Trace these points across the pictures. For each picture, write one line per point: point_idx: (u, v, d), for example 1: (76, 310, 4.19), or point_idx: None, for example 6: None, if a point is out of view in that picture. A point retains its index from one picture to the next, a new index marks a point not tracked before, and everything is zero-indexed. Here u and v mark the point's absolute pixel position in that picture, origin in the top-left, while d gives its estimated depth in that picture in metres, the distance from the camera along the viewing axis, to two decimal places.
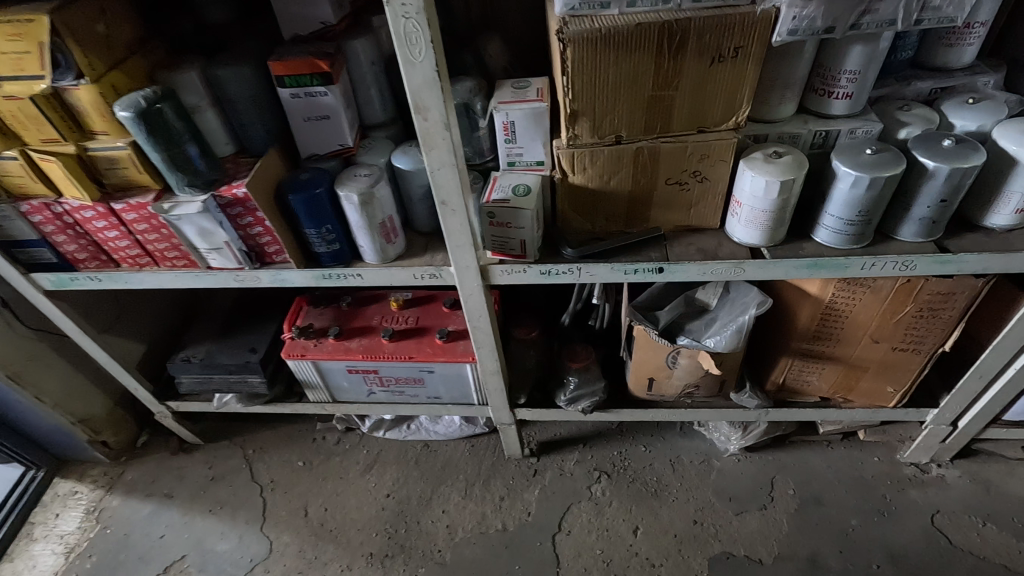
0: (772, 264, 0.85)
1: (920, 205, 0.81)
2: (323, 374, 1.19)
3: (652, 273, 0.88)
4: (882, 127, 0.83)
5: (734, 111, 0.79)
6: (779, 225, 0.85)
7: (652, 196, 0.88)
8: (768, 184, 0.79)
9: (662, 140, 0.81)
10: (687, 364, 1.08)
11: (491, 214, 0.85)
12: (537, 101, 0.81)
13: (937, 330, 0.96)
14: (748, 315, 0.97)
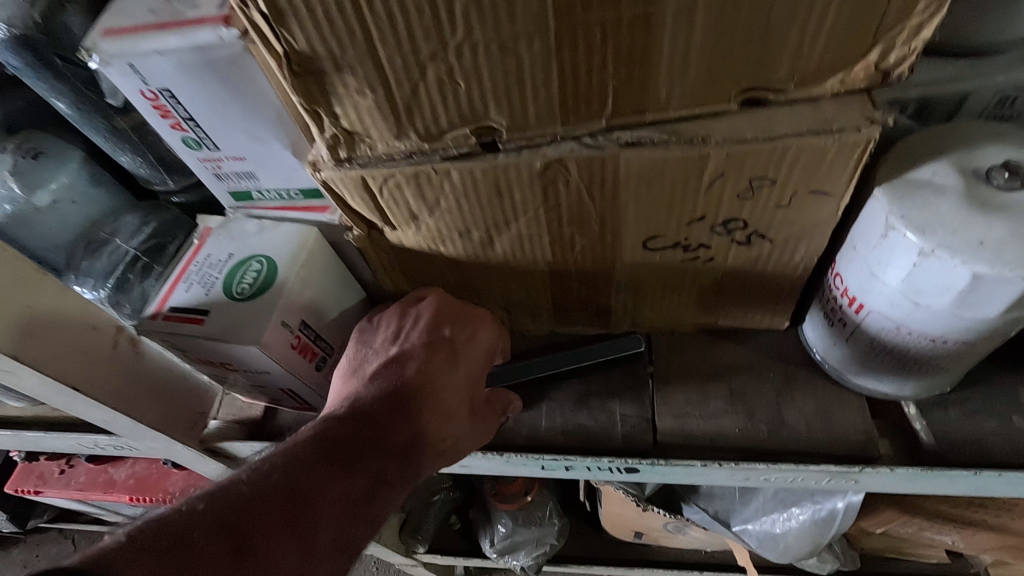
0: (936, 475, 0.31)
1: None
2: (96, 505, 0.72)
3: (612, 473, 0.36)
4: None
5: (873, 27, 0.22)
6: (968, 362, 0.30)
7: (611, 271, 0.33)
8: (972, 285, 0.24)
9: (624, 136, 0.25)
10: (703, 533, 0.57)
11: (174, 344, 0.32)
12: (210, 25, 0.25)
13: None
14: (841, 505, 0.42)
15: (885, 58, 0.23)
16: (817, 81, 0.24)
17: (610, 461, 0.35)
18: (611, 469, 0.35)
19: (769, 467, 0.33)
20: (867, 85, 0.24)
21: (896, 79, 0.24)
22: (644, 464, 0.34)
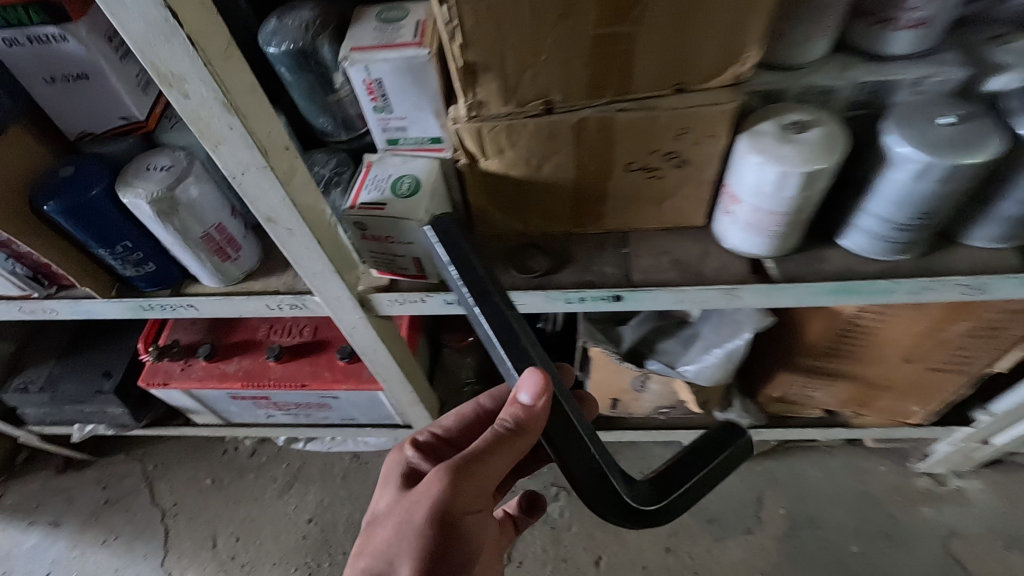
0: (778, 288, 0.58)
1: (1009, 202, 0.53)
2: (201, 400, 0.93)
3: (604, 302, 0.61)
4: (963, 75, 0.52)
5: (733, 56, 0.48)
6: (795, 229, 0.57)
7: (606, 186, 0.59)
8: (781, 175, 0.50)
9: (618, 106, 0.51)
10: (658, 389, 0.83)
11: (360, 224, 0.56)
12: (412, 47, 0.49)
13: (991, 349, 0.71)
14: (740, 340, 0.70)
15: (741, 72, 0.49)
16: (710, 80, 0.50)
17: (603, 294, 0.60)
18: (604, 300, 0.61)
19: (690, 291, 0.59)
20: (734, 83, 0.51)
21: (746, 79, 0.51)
22: (623, 294, 0.60)
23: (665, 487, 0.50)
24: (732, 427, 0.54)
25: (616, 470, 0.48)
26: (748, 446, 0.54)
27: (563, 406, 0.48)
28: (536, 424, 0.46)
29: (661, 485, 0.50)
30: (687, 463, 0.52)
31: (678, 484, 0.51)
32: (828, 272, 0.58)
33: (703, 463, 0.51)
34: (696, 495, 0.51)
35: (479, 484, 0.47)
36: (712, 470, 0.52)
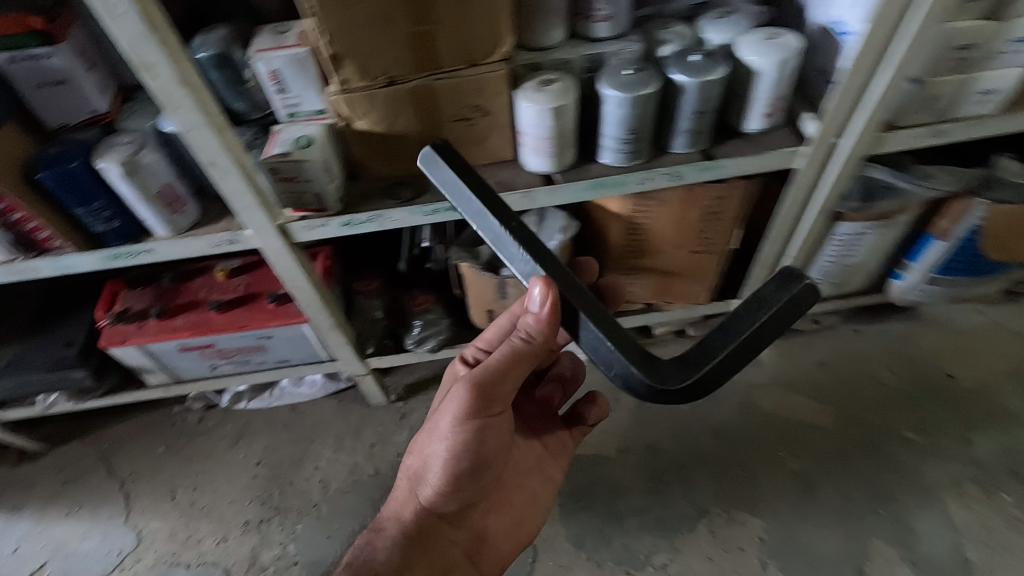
0: (558, 188, 0.91)
1: (681, 119, 0.88)
2: (154, 356, 1.14)
3: (450, 213, 0.90)
4: (643, 46, 0.87)
5: (499, 41, 0.80)
6: (564, 150, 0.89)
7: (443, 135, 0.89)
8: (539, 111, 0.82)
9: (436, 77, 0.81)
10: (516, 295, 1.12)
11: (274, 169, 0.82)
12: (297, 47, 0.77)
13: (722, 230, 1.07)
14: (554, 242, 1.02)
15: (507, 51, 0.81)
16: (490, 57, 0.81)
17: (448, 207, 0.90)
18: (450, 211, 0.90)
19: (505, 198, 0.91)
20: (506, 58, 0.82)
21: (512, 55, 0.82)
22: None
23: (698, 359, 0.65)
24: (779, 290, 0.65)
25: (637, 356, 0.65)
26: (814, 288, 0.65)
27: (571, 303, 0.67)
28: (542, 322, 0.70)
29: (686, 363, 0.66)
30: (731, 326, 0.65)
31: (708, 360, 0.64)
32: (589, 177, 0.92)
33: (752, 319, 0.64)
34: (730, 365, 0.65)
35: (485, 394, 0.75)
36: (750, 335, 0.63)
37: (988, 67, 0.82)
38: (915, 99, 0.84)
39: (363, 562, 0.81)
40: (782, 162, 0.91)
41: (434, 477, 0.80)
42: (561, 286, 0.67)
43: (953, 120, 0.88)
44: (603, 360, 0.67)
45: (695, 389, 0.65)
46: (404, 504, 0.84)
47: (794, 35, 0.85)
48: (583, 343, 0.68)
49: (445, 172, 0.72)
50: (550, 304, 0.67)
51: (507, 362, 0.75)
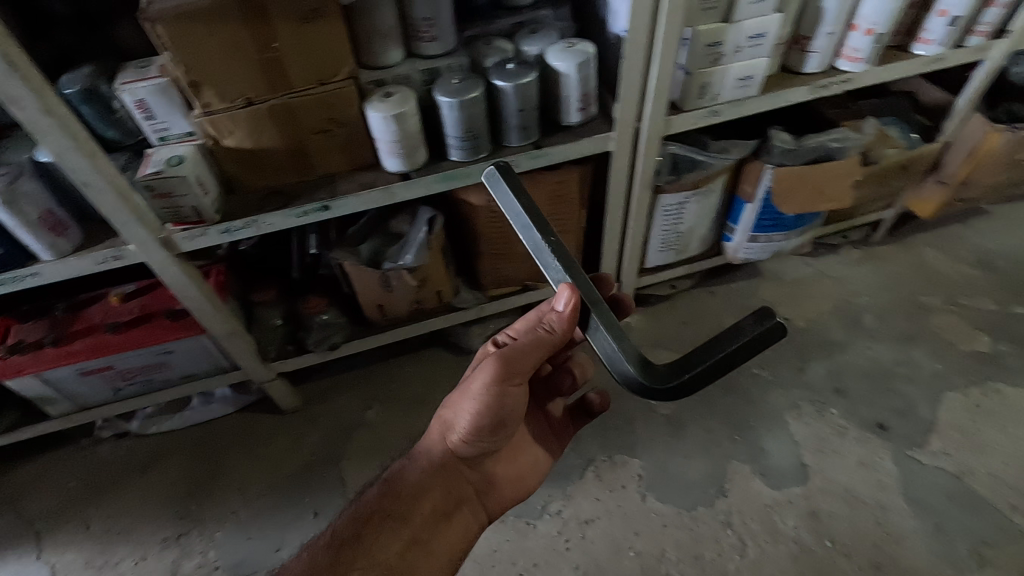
0: (412, 182, 1.06)
1: (509, 117, 1.05)
2: (54, 384, 1.18)
3: (319, 212, 1.03)
4: (469, 60, 1.04)
5: (343, 62, 0.93)
6: (414, 151, 1.04)
7: (306, 146, 1.01)
8: (384, 118, 0.97)
9: (290, 96, 0.94)
10: (400, 286, 1.25)
11: (150, 187, 0.91)
12: (159, 77, 0.88)
13: (569, 211, 1.25)
14: (422, 231, 1.18)
15: (351, 70, 0.95)
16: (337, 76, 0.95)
17: (316, 207, 1.02)
18: (319, 211, 1.03)
19: (366, 196, 1.04)
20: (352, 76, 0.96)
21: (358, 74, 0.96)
22: (329, 203, 1.02)
23: (683, 368, 0.78)
24: (754, 323, 0.77)
25: (632, 357, 0.78)
26: (781, 328, 0.76)
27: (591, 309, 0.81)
28: (567, 318, 0.82)
29: (675, 367, 0.79)
30: (712, 347, 0.78)
31: (691, 368, 0.77)
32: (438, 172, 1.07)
33: (728, 342, 0.77)
34: (707, 376, 0.77)
35: (511, 367, 0.84)
36: (723, 355, 0.76)
37: (737, 58, 1.05)
38: (688, 86, 1.07)
39: (388, 488, 0.90)
40: (600, 146, 1.10)
41: (458, 426, 0.89)
42: (584, 293, 0.81)
43: (722, 101, 1.11)
44: (607, 359, 0.80)
45: (674, 391, 0.78)
46: (430, 446, 0.93)
47: (589, 45, 1.06)
48: (596, 343, 0.82)
49: (504, 191, 0.88)
50: (571, 306, 0.81)
51: (531, 347, 0.85)
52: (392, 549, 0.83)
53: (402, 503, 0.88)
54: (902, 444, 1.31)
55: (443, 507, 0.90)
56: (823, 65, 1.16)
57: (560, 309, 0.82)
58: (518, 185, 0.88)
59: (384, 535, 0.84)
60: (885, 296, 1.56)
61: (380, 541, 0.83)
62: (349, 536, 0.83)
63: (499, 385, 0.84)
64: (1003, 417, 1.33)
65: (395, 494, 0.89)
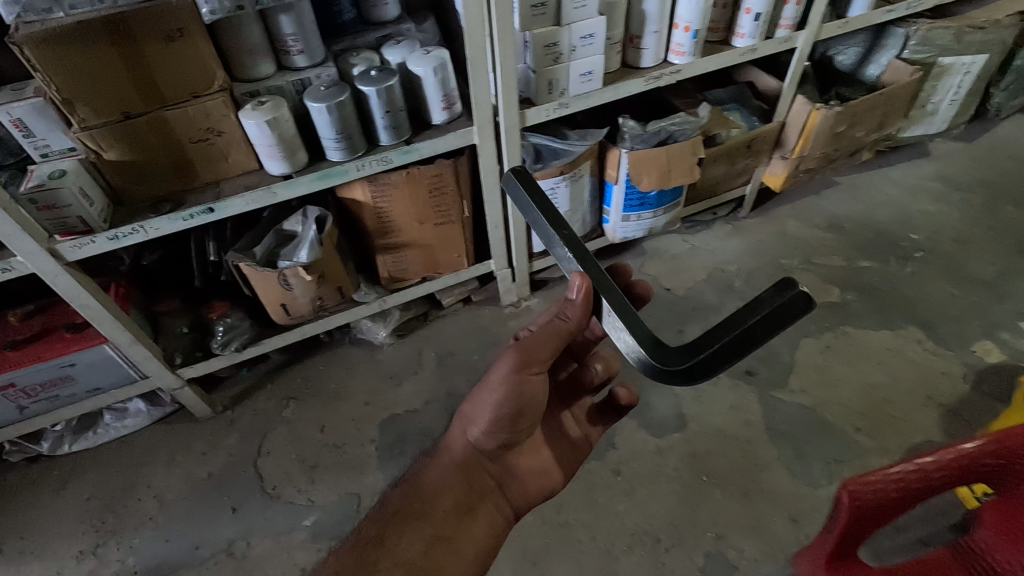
0: (292, 181, 1.16)
1: (377, 118, 1.17)
2: None
3: (205, 214, 1.12)
4: (337, 70, 1.16)
5: (212, 76, 1.03)
6: (293, 153, 1.14)
7: (188, 155, 1.10)
8: (258, 124, 1.07)
9: (165, 109, 1.03)
10: (300, 284, 1.32)
11: (33, 200, 0.98)
12: (34, 98, 0.96)
13: (452, 202, 1.37)
14: (312, 229, 1.27)
15: (223, 83, 1.05)
16: (208, 89, 1.04)
17: (201, 210, 1.11)
18: (204, 213, 1.12)
19: (249, 197, 1.14)
20: (224, 88, 1.06)
21: (229, 85, 1.06)
22: (214, 205, 1.11)
23: (696, 350, 0.70)
24: (774, 295, 0.67)
25: (644, 342, 0.74)
26: (804, 298, 0.66)
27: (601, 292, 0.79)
28: (581, 305, 0.82)
29: (687, 351, 0.71)
30: (737, 320, 0.69)
31: (705, 349, 0.69)
32: (316, 171, 1.18)
33: (746, 316, 0.67)
34: (728, 356, 0.68)
35: (532, 354, 0.84)
36: (740, 331, 0.67)
37: (576, 56, 1.20)
38: (538, 83, 1.22)
39: (408, 485, 0.86)
40: (466, 140, 1.24)
41: (478, 418, 0.88)
42: (595, 280, 0.80)
43: (570, 95, 1.27)
44: (624, 346, 0.76)
45: (691, 374, 0.70)
46: (450, 442, 0.91)
47: (445, 51, 1.19)
48: (612, 330, 0.80)
49: (519, 194, 0.91)
50: (585, 292, 0.81)
51: (550, 337, 0.84)
52: (416, 547, 0.78)
53: (422, 498, 0.84)
54: (767, 385, 1.48)
55: (465, 502, 0.86)
56: (657, 60, 1.34)
57: (574, 296, 0.82)
58: (534, 186, 0.90)
59: (408, 532, 0.79)
60: (752, 261, 1.76)
61: (403, 541, 0.78)
62: (371, 537, 0.78)
63: (519, 372, 0.84)
64: (849, 354, 1.53)
65: (417, 491, 0.85)
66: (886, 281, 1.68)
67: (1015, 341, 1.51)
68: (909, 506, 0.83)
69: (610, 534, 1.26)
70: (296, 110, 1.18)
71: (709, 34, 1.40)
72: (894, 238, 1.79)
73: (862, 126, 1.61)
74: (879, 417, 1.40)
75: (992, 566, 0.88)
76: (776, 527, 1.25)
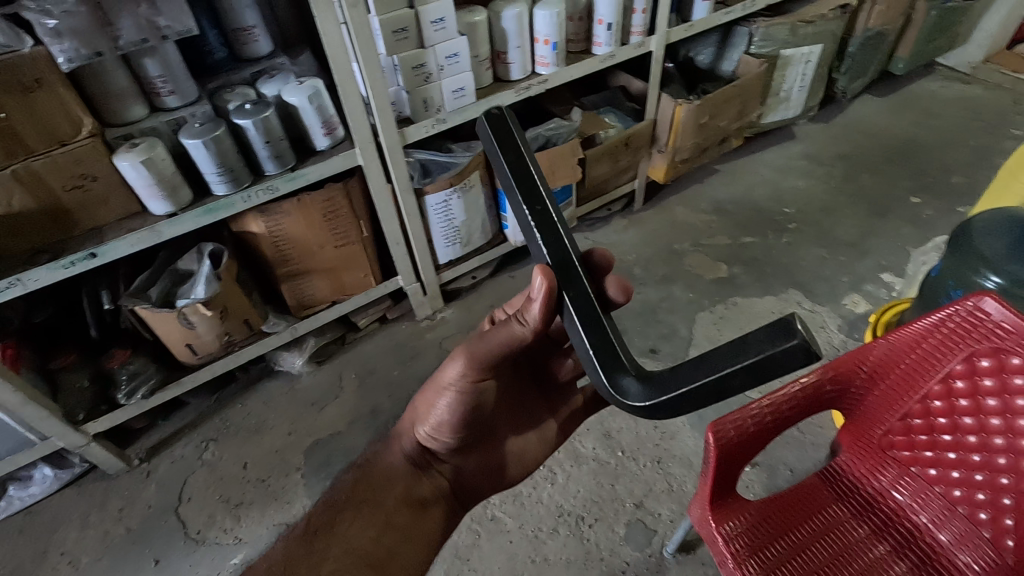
0: (177, 218, 1.17)
1: (259, 149, 1.21)
2: None
3: (87, 260, 1.11)
4: (212, 107, 1.19)
5: (79, 123, 1.04)
6: (175, 191, 1.16)
7: (64, 203, 1.10)
8: (134, 165, 1.09)
9: (33, 159, 1.03)
10: (202, 321, 1.32)
11: None
12: None
13: (348, 224, 1.41)
14: (207, 264, 1.28)
15: (92, 128, 1.06)
16: (77, 136, 1.05)
17: (83, 255, 1.11)
18: (87, 259, 1.12)
19: (133, 238, 1.15)
20: (94, 134, 1.07)
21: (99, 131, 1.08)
22: (96, 250, 1.11)
23: (663, 385, 0.68)
24: (767, 340, 0.61)
25: (607, 360, 0.71)
26: (799, 347, 0.59)
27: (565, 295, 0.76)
28: (541, 306, 0.76)
29: (651, 384, 0.68)
30: (711, 362, 0.65)
31: (671, 386, 0.67)
32: (202, 206, 1.20)
33: (726, 361, 0.63)
34: (699, 394, 0.65)
35: (481, 358, 0.81)
36: (719, 375, 0.63)
37: (444, 75, 1.29)
38: (413, 102, 1.30)
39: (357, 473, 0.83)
40: (351, 162, 1.30)
41: (427, 415, 0.85)
42: (559, 282, 0.76)
43: (447, 111, 1.35)
44: (585, 359, 0.74)
45: (652, 409, 0.68)
46: (404, 434, 0.89)
47: (320, 80, 1.25)
48: (572, 335, 0.76)
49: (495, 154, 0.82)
50: (546, 291, 0.75)
51: (501, 339, 0.80)
52: (368, 535, 0.76)
53: (376, 487, 0.81)
54: (670, 360, 1.59)
55: (417, 497, 0.83)
56: (525, 72, 1.45)
57: (536, 298, 0.76)
58: (513, 150, 0.80)
59: (357, 519, 0.76)
60: (648, 249, 1.89)
61: (354, 528, 0.75)
62: (318, 523, 0.75)
63: (470, 374, 0.81)
64: (739, 321, 1.66)
65: (368, 478, 0.83)
66: (766, 253, 1.84)
67: (878, 291, 1.69)
68: (769, 437, 0.93)
69: (536, 520, 1.31)
70: (175, 149, 1.20)
71: (571, 45, 1.53)
72: (770, 213, 1.98)
73: (723, 116, 1.79)
74: None
75: (854, 481, 1.00)
76: (688, 487, 1.34)
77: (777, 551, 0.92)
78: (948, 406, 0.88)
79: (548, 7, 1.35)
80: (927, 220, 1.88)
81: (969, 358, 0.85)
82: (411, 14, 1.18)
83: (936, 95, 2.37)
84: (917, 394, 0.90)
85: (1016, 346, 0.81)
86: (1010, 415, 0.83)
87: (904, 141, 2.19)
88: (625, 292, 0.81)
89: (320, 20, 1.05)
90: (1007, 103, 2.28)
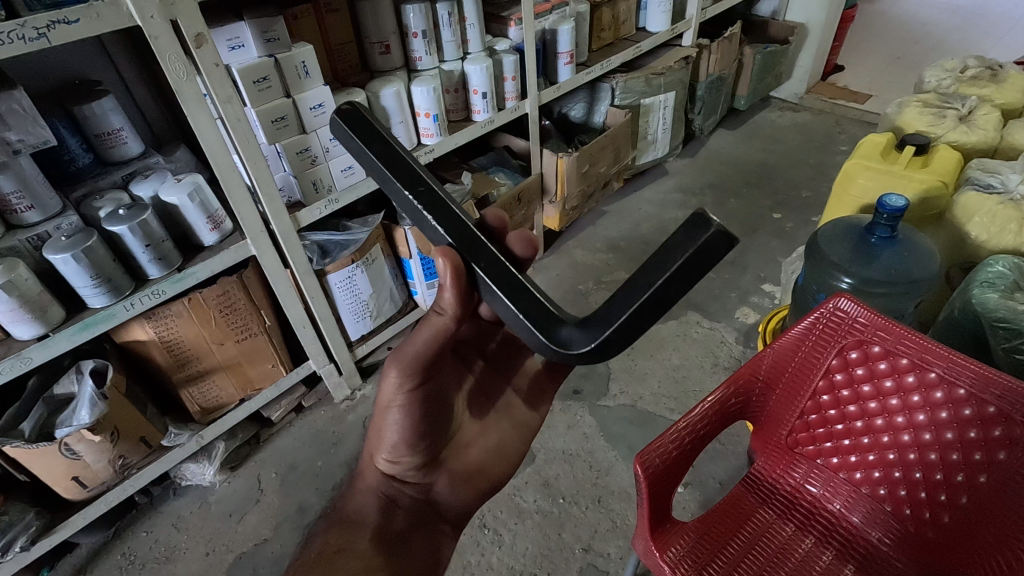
0: (48, 342, 1.07)
1: (139, 254, 1.14)
2: None
3: None
4: (81, 217, 1.12)
5: None
6: (44, 311, 1.06)
7: None
8: None
9: None
10: (89, 447, 1.20)
11: None
12: None
13: (249, 315, 1.36)
14: (88, 385, 1.16)
15: None
16: None
17: None
18: None
19: None
20: None
21: None
22: None
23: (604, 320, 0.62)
24: (687, 239, 0.57)
25: (539, 316, 0.63)
26: (723, 237, 0.56)
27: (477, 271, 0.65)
28: (454, 291, 0.67)
29: (593, 324, 0.62)
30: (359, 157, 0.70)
31: (613, 322, 0.61)
32: (77, 322, 1.10)
33: (659, 273, 0.58)
34: (641, 320, 0.61)
35: (415, 365, 0.72)
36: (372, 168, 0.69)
37: (330, 156, 1.31)
38: (302, 185, 1.30)
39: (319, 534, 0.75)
40: (244, 253, 1.26)
41: (379, 443, 0.78)
42: (467, 257, 0.66)
43: (338, 190, 1.36)
44: (410, 211, 0.69)
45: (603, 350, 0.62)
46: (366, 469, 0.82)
47: (199, 175, 1.22)
48: (497, 309, 0.66)
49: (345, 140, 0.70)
50: (453, 274, 0.66)
51: (428, 342, 0.71)
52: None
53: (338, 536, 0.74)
54: (593, 398, 1.63)
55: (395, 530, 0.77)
56: (411, 144, 1.50)
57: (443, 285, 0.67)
58: (375, 135, 0.69)
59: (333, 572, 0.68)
60: (555, 294, 1.96)
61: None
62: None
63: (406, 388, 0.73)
64: (650, 348, 1.75)
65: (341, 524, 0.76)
66: None
67: (763, 300, 1.87)
68: (691, 457, 0.98)
69: None
70: (40, 265, 1.11)
71: (451, 115, 1.60)
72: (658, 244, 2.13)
73: (601, 163, 1.93)
74: (685, 395, 1.62)
75: (773, 483, 1.07)
76: (631, 521, 1.36)
77: (720, 565, 0.96)
78: (834, 398, 0.99)
79: (424, 84, 1.43)
80: (790, 232, 2.11)
81: (840, 353, 0.97)
82: (289, 102, 1.20)
83: (774, 124, 2.73)
84: (807, 391, 1.01)
85: (874, 335, 0.94)
86: (883, 397, 0.95)
87: (757, 165, 2.48)
88: (533, 248, 0.80)
89: (194, 120, 1.04)
90: (831, 125, 2.67)
